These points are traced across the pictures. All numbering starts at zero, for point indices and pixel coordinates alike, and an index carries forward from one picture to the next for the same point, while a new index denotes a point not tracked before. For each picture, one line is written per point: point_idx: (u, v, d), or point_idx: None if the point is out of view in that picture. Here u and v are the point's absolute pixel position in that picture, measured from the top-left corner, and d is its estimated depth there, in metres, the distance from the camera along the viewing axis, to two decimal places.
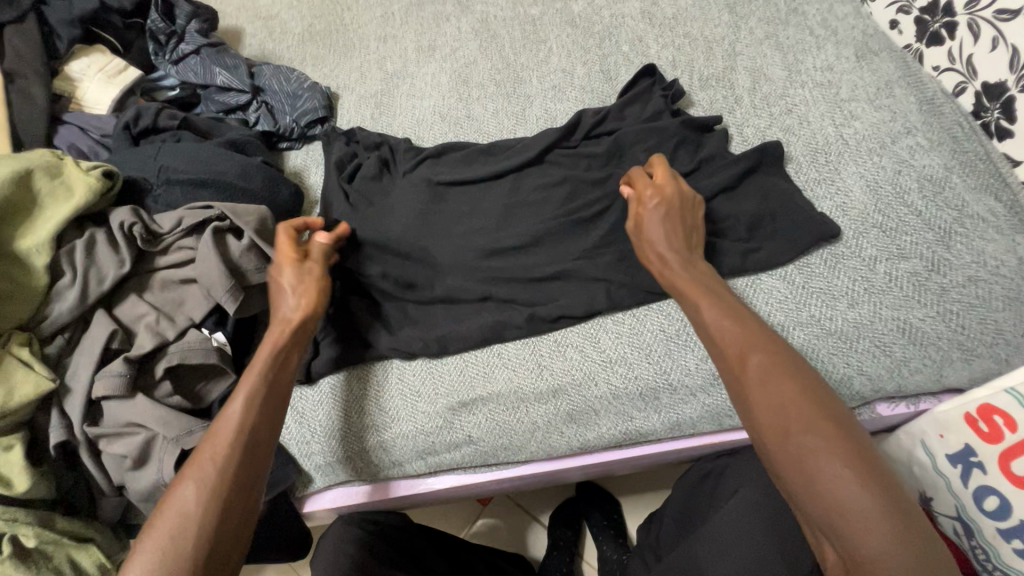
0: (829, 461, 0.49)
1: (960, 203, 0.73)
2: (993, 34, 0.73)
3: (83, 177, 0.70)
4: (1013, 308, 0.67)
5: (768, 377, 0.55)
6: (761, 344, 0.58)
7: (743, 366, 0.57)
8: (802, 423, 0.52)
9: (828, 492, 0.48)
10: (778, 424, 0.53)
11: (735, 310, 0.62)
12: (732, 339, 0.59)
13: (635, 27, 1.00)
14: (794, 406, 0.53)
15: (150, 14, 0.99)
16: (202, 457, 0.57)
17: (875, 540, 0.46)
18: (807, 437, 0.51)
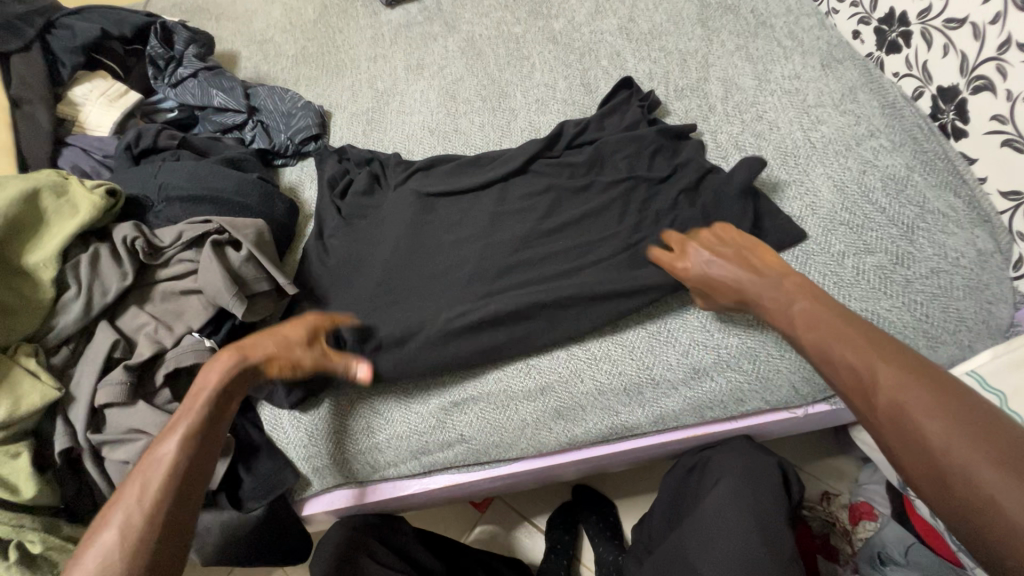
0: (974, 469, 0.44)
1: (921, 199, 0.77)
2: (945, 42, 0.78)
3: (88, 196, 0.74)
4: (973, 297, 0.71)
5: (885, 386, 0.52)
6: (870, 341, 0.56)
7: (844, 363, 0.57)
8: (920, 408, 0.49)
9: (957, 480, 0.45)
10: (908, 437, 0.49)
11: (837, 313, 0.61)
12: (839, 357, 0.58)
13: (613, 43, 1.06)
14: (925, 417, 0.49)
15: (149, 40, 1.04)
16: (139, 480, 0.57)
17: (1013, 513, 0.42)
18: (920, 417, 0.49)
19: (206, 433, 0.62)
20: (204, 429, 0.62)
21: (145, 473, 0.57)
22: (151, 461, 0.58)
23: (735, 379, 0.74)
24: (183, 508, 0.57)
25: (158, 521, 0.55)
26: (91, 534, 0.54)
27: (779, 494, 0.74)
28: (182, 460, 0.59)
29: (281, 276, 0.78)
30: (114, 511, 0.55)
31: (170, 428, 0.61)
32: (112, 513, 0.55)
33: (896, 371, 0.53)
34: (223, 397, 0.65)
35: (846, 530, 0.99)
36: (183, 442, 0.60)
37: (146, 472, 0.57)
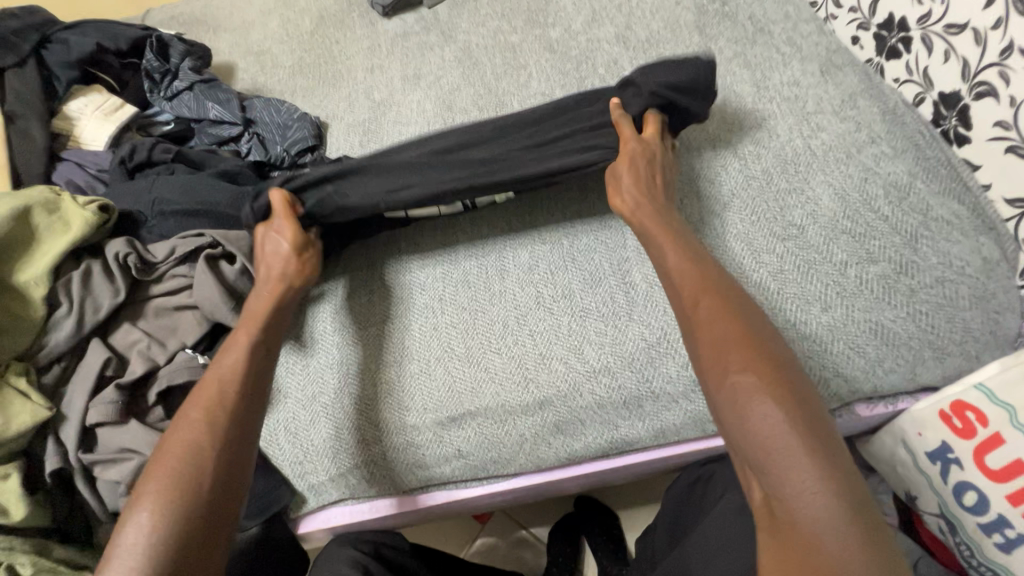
0: (759, 402, 0.49)
1: (925, 207, 0.76)
2: (945, 48, 0.77)
3: (81, 212, 0.73)
4: (979, 306, 0.70)
5: (715, 317, 0.56)
6: (717, 292, 0.58)
7: (696, 313, 0.58)
8: (741, 375, 0.51)
9: (743, 409, 0.49)
10: (719, 366, 0.53)
11: (698, 253, 0.65)
12: (687, 279, 0.61)
13: (610, 51, 1.05)
14: (731, 349, 0.53)
15: (145, 54, 1.04)
16: (204, 400, 0.60)
17: (799, 482, 0.45)
18: (743, 380, 0.50)
19: (173, 492, 0.53)
20: (253, 361, 0.65)
21: (207, 393, 0.61)
22: (213, 380, 0.62)
23: None
24: (245, 435, 0.59)
25: (217, 445, 0.57)
26: (165, 445, 0.57)
27: None
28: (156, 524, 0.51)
29: None
30: (178, 430, 0.58)
31: (141, 493, 0.54)
32: (181, 430, 0.58)
33: (734, 332, 0.54)
34: (195, 441, 0.57)
35: None
36: (151, 510, 0.52)
37: (206, 394, 0.61)
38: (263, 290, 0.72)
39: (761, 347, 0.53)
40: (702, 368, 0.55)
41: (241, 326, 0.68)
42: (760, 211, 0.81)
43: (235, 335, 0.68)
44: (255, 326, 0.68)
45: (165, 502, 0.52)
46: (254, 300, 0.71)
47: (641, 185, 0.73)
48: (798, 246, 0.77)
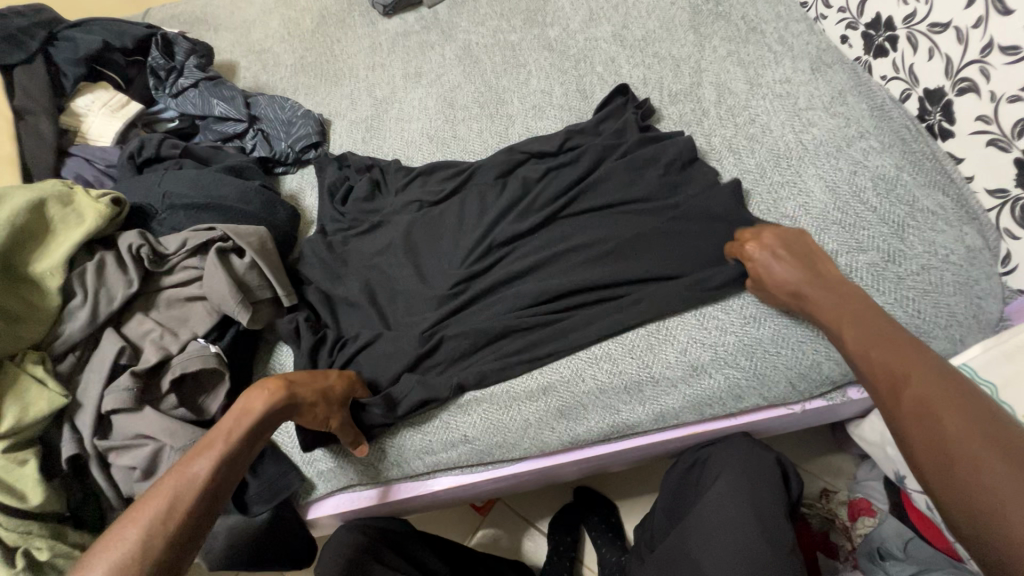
0: (983, 460, 0.46)
1: (911, 198, 0.79)
2: (930, 46, 0.80)
3: (93, 205, 0.74)
4: (963, 292, 0.73)
5: (914, 382, 0.54)
6: (916, 358, 0.56)
7: (884, 379, 0.56)
8: (963, 436, 0.48)
9: (970, 470, 0.46)
10: (926, 433, 0.50)
11: (888, 328, 0.61)
12: (879, 358, 0.58)
13: (608, 49, 1.08)
14: (941, 414, 0.50)
15: (151, 51, 1.05)
16: (158, 499, 0.55)
17: (1012, 516, 0.42)
18: (957, 440, 0.48)
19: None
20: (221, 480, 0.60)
21: (168, 492, 0.56)
22: (176, 483, 0.57)
23: (733, 376, 0.75)
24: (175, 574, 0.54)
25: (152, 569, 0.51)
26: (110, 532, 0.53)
27: (777, 489, 0.75)
28: None
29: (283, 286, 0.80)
30: (126, 519, 0.54)
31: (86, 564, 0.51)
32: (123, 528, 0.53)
33: (938, 392, 0.52)
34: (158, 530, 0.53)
35: (846, 526, 1.00)
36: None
37: (167, 490, 0.56)
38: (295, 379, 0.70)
39: (972, 408, 0.50)
40: (905, 436, 0.53)
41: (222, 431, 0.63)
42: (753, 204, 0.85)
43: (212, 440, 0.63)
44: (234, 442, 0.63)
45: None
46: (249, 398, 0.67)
47: (793, 261, 0.71)
48: None
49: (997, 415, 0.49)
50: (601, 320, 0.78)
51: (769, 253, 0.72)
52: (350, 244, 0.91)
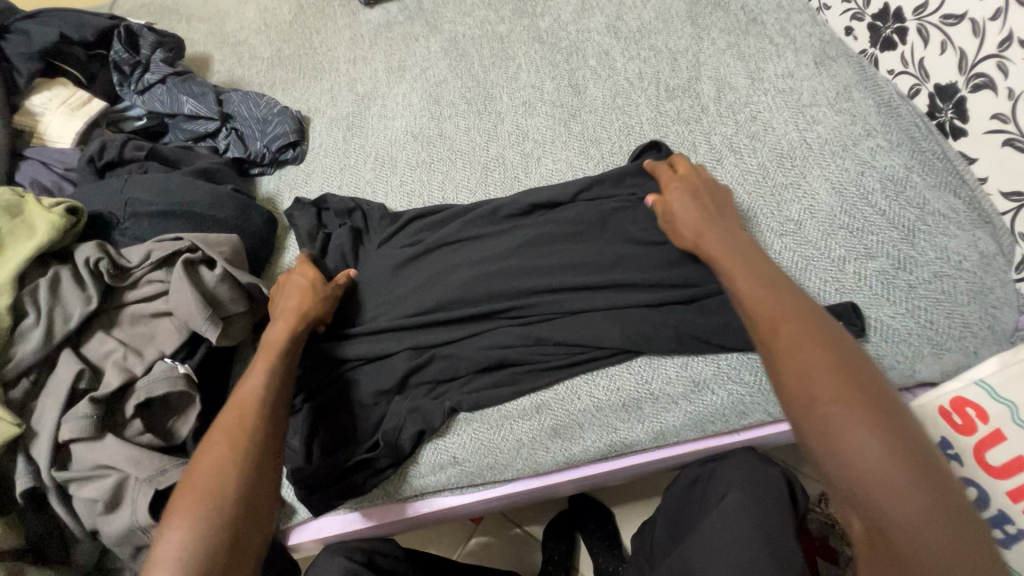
0: (855, 428, 0.47)
1: (921, 201, 0.76)
2: (942, 39, 0.75)
3: (46, 215, 0.68)
4: (977, 302, 0.69)
5: (805, 344, 0.52)
6: (801, 318, 0.55)
7: (776, 335, 0.54)
8: (828, 393, 0.49)
9: (845, 441, 0.47)
10: (804, 394, 0.50)
11: (773, 277, 0.60)
12: (766, 308, 0.57)
13: (601, 42, 1.02)
14: (819, 378, 0.50)
15: (113, 45, 0.99)
16: (231, 424, 0.59)
17: (870, 467, 0.45)
18: (835, 409, 0.48)
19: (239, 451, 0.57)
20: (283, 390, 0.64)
21: (233, 416, 0.60)
22: (237, 404, 0.61)
23: (736, 392, 0.71)
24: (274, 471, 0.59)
25: (248, 472, 0.56)
26: (194, 466, 0.56)
27: (787, 510, 0.71)
28: (222, 478, 0.55)
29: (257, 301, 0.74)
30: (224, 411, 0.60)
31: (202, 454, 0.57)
32: (208, 462, 0.56)
33: (814, 351, 0.52)
34: (255, 418, 0.60)
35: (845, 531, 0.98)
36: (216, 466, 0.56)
37: (239, 401, 0.61)
38: (292, 299, 0.72)
39: (852, 369, 0.50)
40: (785, 394, 0.52)
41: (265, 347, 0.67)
42: (757, 208, 0.80)
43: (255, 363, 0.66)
44: (278, 355, 0.66)
45: (223, 467, 0.56)
46: (275, 325, 0.70)
47: (699, 209, 0.71)
48: (795, 242, 0.76)
49: (861, 370, 0.50)
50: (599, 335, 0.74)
51: (683, 193, 0.72)
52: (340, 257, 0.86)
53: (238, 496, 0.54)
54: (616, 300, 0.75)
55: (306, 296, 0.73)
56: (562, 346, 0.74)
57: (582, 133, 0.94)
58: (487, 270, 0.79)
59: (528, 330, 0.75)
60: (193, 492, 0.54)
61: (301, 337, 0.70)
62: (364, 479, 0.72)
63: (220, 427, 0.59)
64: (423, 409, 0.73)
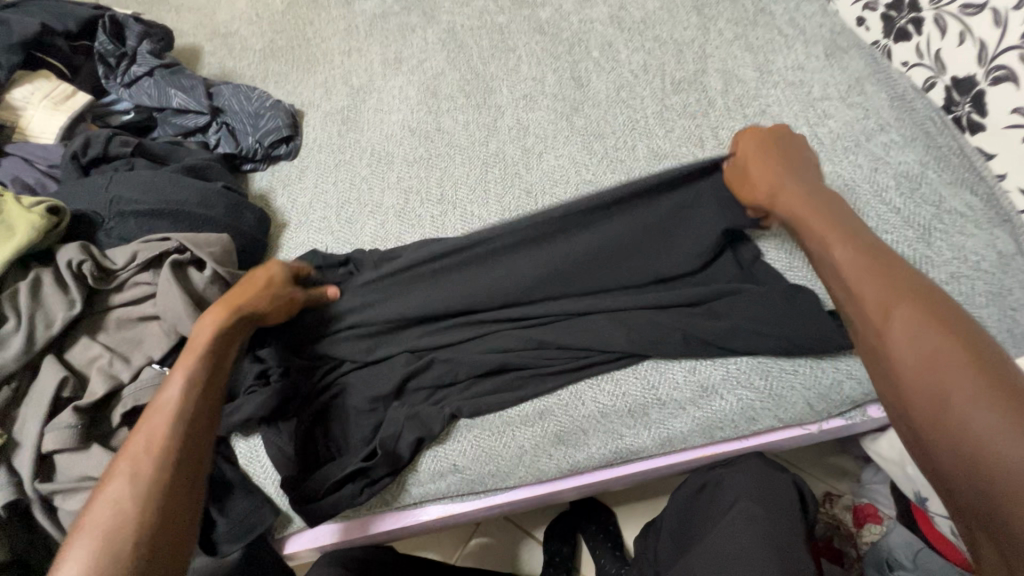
0: (1004, 431, 0.40)
1: (937, 198, 0.73)
2: (960, 30, 0.72)
3: (26, 215, 0.65)
4: (996, 303, 0.67)
5: (918, 336, 0.47)
6: (916, 301, 0.49)
7: (891, 323, 0.49)
8: (969, 390, 0.43)
9: (980, 443, 0.41)
10: (931, 390, 0.44)
11: (880, 253, 0.54)
12: (872, 290, 0.51)
13: (604, 32, 0.99)
14: (957, 373, 0.44)
15: (98, 36, 0.95)
16: (140, 444, 0.54)
17: (1018, 473, 0.38)
18: (971, 411, 0.42)
19: (157, 462, 0.53)
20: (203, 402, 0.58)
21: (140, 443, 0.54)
22: (149, 419, 0.56)
23: (746, 397, 0.69)
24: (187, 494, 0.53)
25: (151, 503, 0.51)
26: (99, 494, 0.51)
27: (798, 522, 0.69)
28: (136, 493, 0.51)
29: None
30: (144, 424, 0.56)
31: (112, 469, 0.53)
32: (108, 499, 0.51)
33: (947, 343, 0.45)
34: (177, 425, 0.55)
35: (850, 533, 0.95)
36: (135, 479, 0.51)
37: (158, 413, 0.56)
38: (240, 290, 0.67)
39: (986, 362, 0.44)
40: (902, 395, 0.46)
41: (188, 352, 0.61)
42: None
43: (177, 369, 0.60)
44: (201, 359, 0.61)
45: (138, 481, 0.51)
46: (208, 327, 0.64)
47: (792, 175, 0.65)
48: None
49: (1003, 367, 0.43)
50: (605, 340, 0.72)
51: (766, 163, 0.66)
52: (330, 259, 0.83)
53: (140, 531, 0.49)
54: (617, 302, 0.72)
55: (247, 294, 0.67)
56: (565, 350, 0.72)
57: (585, 127, 0.91)
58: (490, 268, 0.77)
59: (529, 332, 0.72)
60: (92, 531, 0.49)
61: (230, 337, 0.64)
62: (360, 489, 0.70)
63: (137, 437, 0.55)
64: (422, 416, 0.71)
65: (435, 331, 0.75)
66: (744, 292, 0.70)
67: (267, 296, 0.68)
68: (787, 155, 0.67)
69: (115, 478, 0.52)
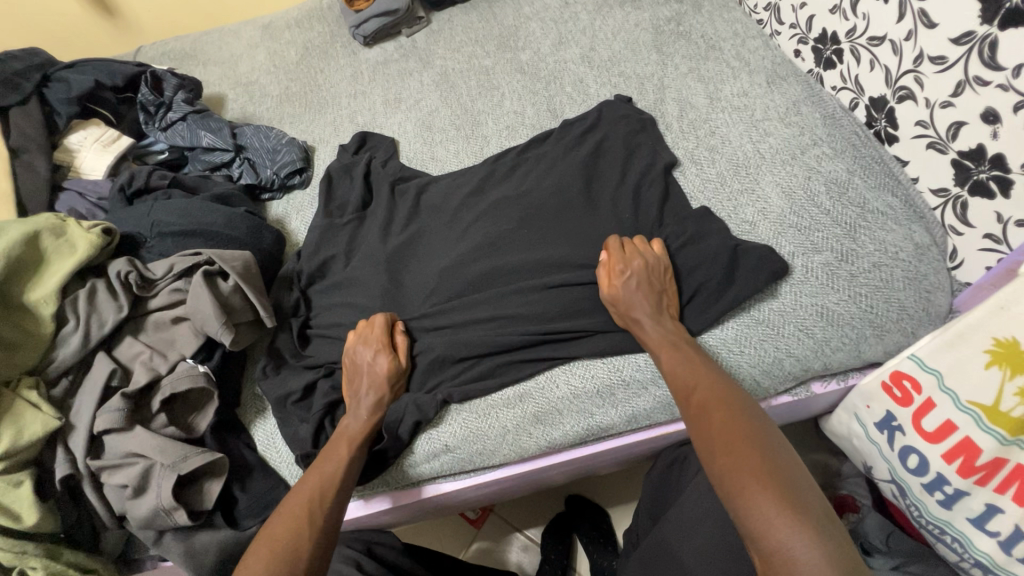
0: (756, 486, 0.55)
1: (862, 200, 0.84)
2: (871, 58, 0.85)
3: (86, 235, 0.78)
4: (913, 287, 0.77)
5: (709, 412, 0.63)
6: (709, 385, 0.66)
7: (694, 403, 0.65)
8: (737, 452, 0.58)
9: (744, 496, 0.55)
10: (716, 453, 0.59)
11: (689, 353, 0.72)
12: (684, 380, 0.68)
13: (576, 70, 1.13)
14: (731, 441, 0.59)
15: (140, 88, 1.10)
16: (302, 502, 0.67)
17: (767, 522, 0.52)
18: (733, 459, 0.58)
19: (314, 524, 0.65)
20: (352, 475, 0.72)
21: (304, 505, 0.67)
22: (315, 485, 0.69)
23: None
24: (331, 545, 0.65)
25: (312, 549, 0.63)
26: (266, 536, 0.64)
27: None
28: (298, 545, 0.62)
29: (265, 309, 0.83)
30: (306, 487, 0.69)
31: (278, 518, 0.65)
32: (273, 532, 0.64)
33: (726, 416, 0.62)
34: (337, 491, 0.69)
35: None
36: (299, 529, 0.64)
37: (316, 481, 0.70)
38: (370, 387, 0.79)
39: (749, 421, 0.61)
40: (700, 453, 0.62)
41: (343, 438, 0.75)
42: (716, 211, 0.89)
43: (334, 448, 0.74)
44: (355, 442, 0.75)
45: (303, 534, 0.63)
46: (352, 419, 0.77)
47: (649, 296, 0.77)
48: (750, 240, 0.85)
49: (760, 427, 0.61)
50: (577, 332, 0.82)
51: (631, 277, 0.77)
52: (339, 271, 0.96)
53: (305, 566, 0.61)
54: (586, 298, 0.84)
55: (371, 388, 0.79)
56: (541, 338, 0.82)
57: None
58: (477, 273, 0.89)
59: (512, 326, 0.84)
60: (266, 555, 0.62)
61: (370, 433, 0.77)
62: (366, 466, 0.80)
63: (302, 494, 0.68)
64: (418, 402, 0.81)
65: (428, 328, 0.87)
66: (691, 285, 0.81)
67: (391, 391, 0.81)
68: (651, 267, 0.79)
69: (284, 527, 0.64)
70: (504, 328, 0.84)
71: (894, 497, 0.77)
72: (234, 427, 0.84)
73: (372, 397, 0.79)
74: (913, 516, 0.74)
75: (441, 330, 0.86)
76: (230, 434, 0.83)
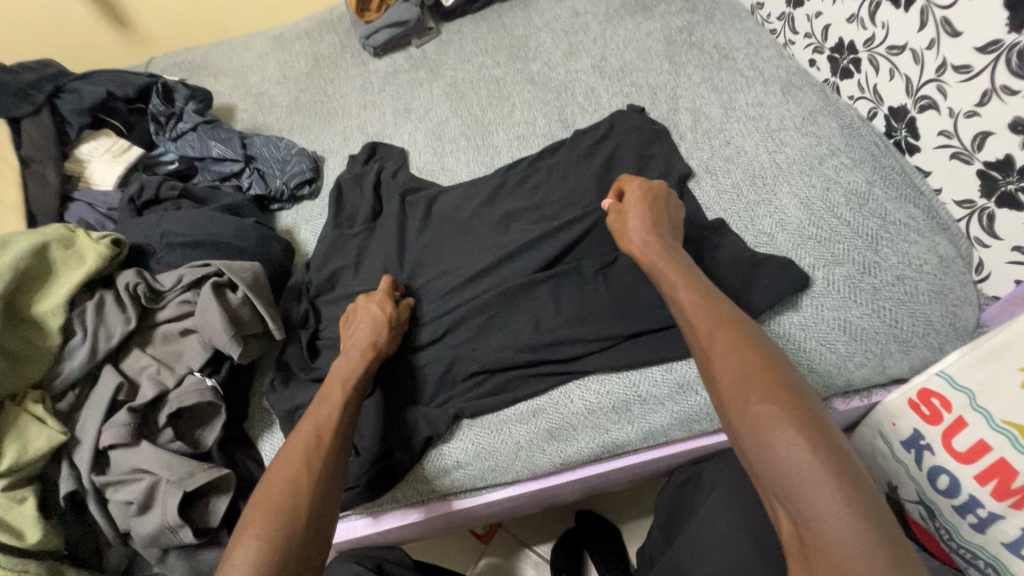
0: (786, 435, 0.51)
1: (883, 211, 0.82)
2: (890, 67, 0.84)
3: (95, 246, 0.78)
4: (938, 301, 0.75)
5: (732, 356, 0.58)
6: (733, 326, 0.61)
7: (714, 345, 0.60)
8: (765, 398, 0.54)
9: (773, 445, 0.51)
10: (740, 399, 0.55)
11: (707, 294, 0.66)
12: (704, 322, 0.63)
13: (587, 80, 1.13)
14: (758, 386, 0.55)
15: (151, 99, 1.10)
16: (300, 445, 0.66)
17: (800, 472, 0.49)
18: (762, 406, 0.53)
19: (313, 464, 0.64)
20: (346, 416, 0.70)
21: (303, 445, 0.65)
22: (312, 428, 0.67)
23: None
24: (332, 483, 0.64)
25: (311, 487, 0.62)
26: (267, 481, 0.63)
27: None
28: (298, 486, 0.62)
29: (274, 321, 0.81)
30: (302, 430, 0.67)
31: (278, 463, 0.64)
32: (270, 482, 0.62)
33: (752, 361, 0.57)
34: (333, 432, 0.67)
35: None
36: (299, 472, 0.63)
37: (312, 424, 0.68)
38: (366, 330, 0.78)
39: (774, 372, 0.56)
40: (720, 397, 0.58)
41: (338, 380, 0.73)
42: (733, 222, 0.88)
43: (330, 389, 0.72)
44: (350, 382, 0.73)
45: (303, 476, 0.62)
46: (345, 359, 0.75)
47: (656, 223, 0.76)
48: (769, 252, 0.83)
49: (786, 374, 0.56)
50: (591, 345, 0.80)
51: (643, 204, 0.78)
52: (349, 283, 0.94)
53: (305, 505, 0.60)
54: (602, 310, 0.82)
55: (368, 330, 0.78)
56: (555, 352, 0.80)
57: None
58: (489, 284, 0.87)
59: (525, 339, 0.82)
60: (267, 499, 0.61)
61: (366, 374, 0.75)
62: (374, 485, 0.78)
63: (299, 436, 0.67)
64: (430, 417, 0.79)
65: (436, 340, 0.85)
66: None
67: (388, 338, 0.79)
68: (659, 205, 0.79)
69: (284, 472, 0.63)
70: (516, 341, 0.82)
71: (922, 518, 0.74)
72: (241, 441, 0.82)
73: (367, 339, 0.77)
74: (942, 539, 0.71)
75: (452, 342, 0.85)
76: (236, 449, 0.81)
